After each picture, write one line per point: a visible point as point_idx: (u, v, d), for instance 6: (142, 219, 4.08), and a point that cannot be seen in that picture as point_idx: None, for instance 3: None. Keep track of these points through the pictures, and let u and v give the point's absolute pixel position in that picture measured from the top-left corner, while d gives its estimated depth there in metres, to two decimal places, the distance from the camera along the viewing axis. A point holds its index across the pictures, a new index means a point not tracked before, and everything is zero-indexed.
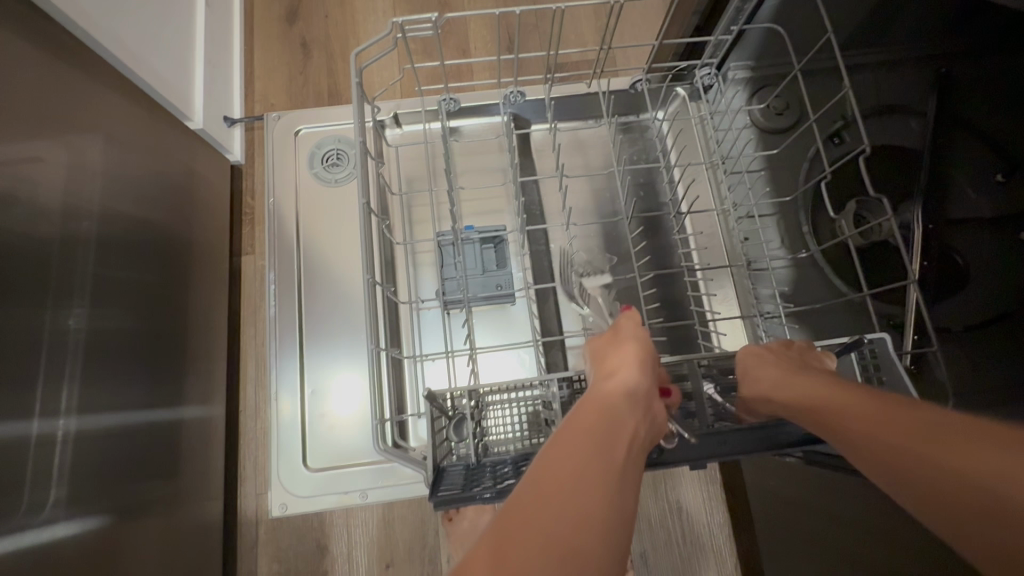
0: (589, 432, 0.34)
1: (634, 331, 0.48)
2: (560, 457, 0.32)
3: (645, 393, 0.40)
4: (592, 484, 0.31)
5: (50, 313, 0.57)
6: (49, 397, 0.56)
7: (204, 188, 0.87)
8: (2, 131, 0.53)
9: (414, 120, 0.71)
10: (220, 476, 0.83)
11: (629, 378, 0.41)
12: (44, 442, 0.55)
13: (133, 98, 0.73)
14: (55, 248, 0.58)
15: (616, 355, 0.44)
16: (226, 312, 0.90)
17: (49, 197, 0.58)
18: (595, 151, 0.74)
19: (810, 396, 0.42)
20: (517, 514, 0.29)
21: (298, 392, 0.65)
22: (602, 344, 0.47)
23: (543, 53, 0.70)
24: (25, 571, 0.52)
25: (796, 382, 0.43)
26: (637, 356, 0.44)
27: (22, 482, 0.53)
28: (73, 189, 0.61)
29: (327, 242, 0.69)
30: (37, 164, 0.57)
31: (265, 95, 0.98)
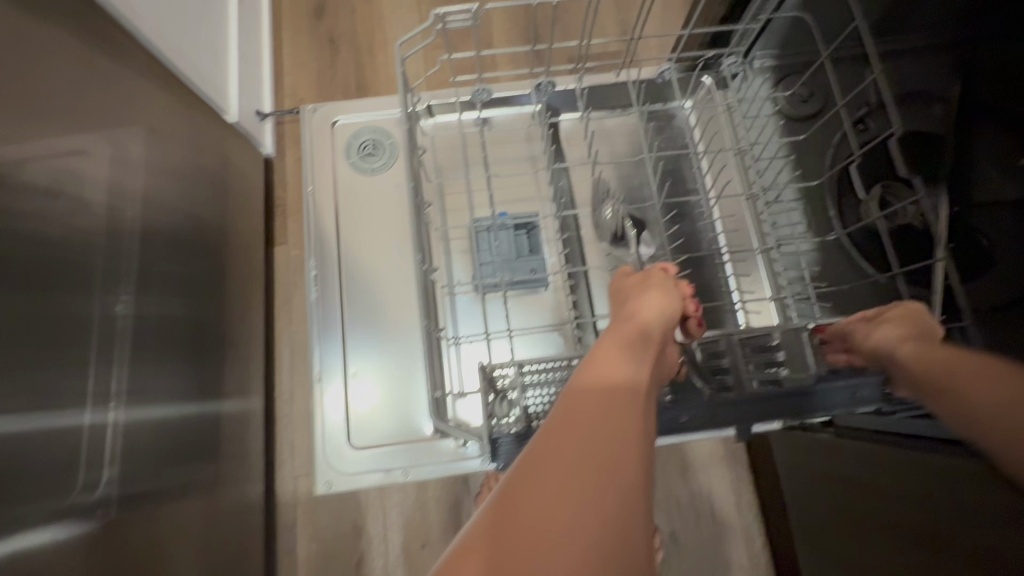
0: (597, 398, 0.36)
1: (660, 278, 0.52)
2: (566, 430, 0.34)
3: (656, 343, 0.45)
4: (607, 449, 0.33)
5: (98, 299, 0.59)
6: (101, 380, 0.59)
7: (239, 180, 0.88)
8: (51, 126, 0.55)
9: (446, 112, 0.73)
10: (259, 460, 0.85)
11: (642, 330, 0.45)
12: (96, 428, 0.58)
13: (174, 93, 0.75)
14: (101, 237, 0.61)
15: (639, 303, 0.48)
16: (262, 300, 0.92)
17: (95, 189, 0.60)
18: (623, 140, 0.76)
19: (891, 340, 0.52)
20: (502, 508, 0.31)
21: (338, 375, 0.66)
22: (627, 287, 0.52)
23: (574, 44, 0.72)
24: (78, 546, 0.54)
25: (901, 322, 0.53)
26: (658, 302, 0.48)
27: (78, 461, 0.56)
28: (118, 180, 0.64)
29: (366, 232, 0.71)
30: (83, 157, 0.59)
31: (295, 90, 1.00)
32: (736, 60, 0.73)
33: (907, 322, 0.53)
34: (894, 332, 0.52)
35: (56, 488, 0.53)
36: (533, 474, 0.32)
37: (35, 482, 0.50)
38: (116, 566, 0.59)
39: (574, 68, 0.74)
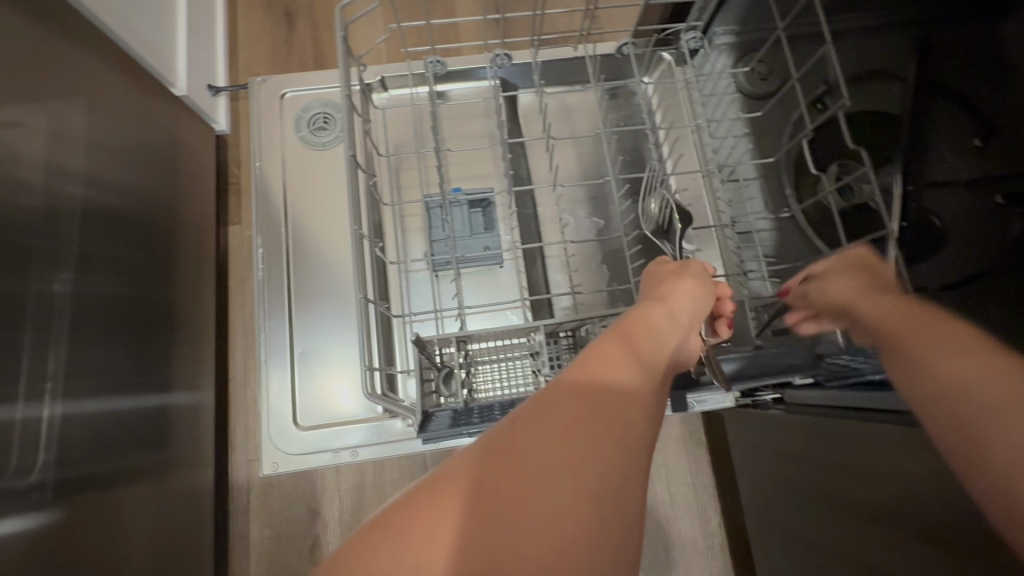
0: (604, 391, 0.31)
1: (699, 270, 0.48)
2: (566, 411, 0.29)
3: (680, 329, 0.42)
4: (608, 451, 0.29)
5: (33, 278, 0.57)
6: (37, 362, 0.57)
7: (189, 157, 0.85)
8: None
9: (399, 84, 0.71)
10: (213, 445, 0.84)
11: (674, 325, 0.41)
12: (29, 421, 0.56)
13: (117, 64, 0.71)
14: (38, 213, 0.58)
15: (675, 286, 0.45)
16: (214, 280, 0.89)
17: (31, 163, 0.58)
18: (582, 117, 0.74)
19: (838, 294, 0.50)
20: (456, 492, 0.27)
21: (286, 357, 0.65)
22: (665, 271, 0.49)
23: (531, 15, 0.70)
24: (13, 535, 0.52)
25: (837, 278, 0.51)
26: (693, 293, 0.45)
27: (11, 445, 0.54)
28: (57, 154, 0.61)
29: (315, 209, 0.69)
30: (17, 129, 0.56)
31: (249, 65, 0.96)
32: (696, 35, 0.72)
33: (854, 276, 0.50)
34: (847, 280, 0.50)
35: None
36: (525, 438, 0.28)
37: None
38: (56, 552, 0.57)
39: (531, 41, 0.71)
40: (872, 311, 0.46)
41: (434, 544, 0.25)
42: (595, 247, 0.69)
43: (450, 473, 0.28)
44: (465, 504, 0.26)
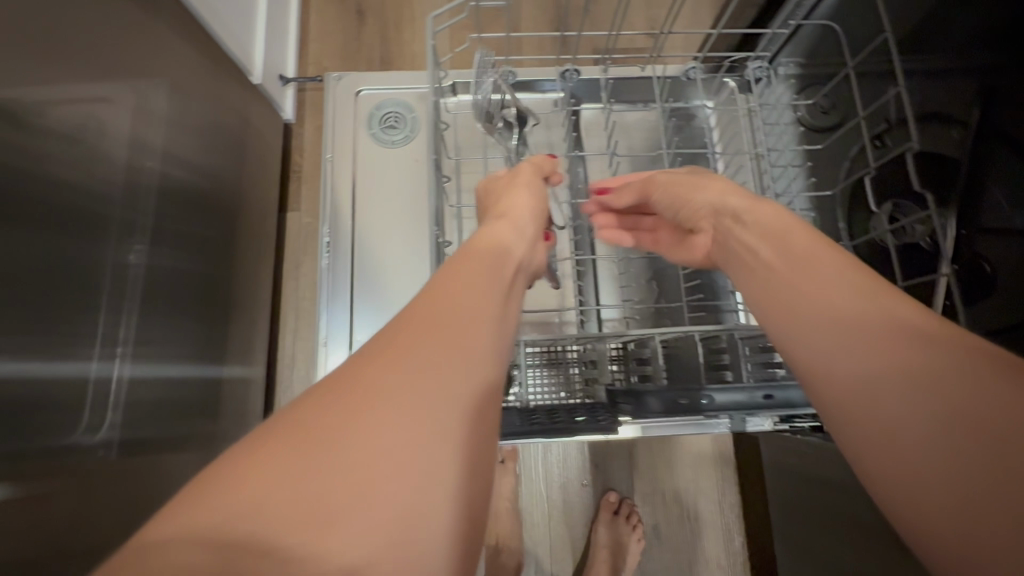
0: (452, 337, 0.34)
1: (529, 177, 0.56)
2: (423, 357, 0.32)
3: (526, 234, 0.51)
4: (455, 394, 0.32)
5: (113, 249, 0.60)
6: (110, 328, 0.60)
7: (257, 141, 0.89)
8: (79, 70, 0.55)
9: (470, 91, 0.74)
10: (257, 419, 0.88)
11: (504, 235, 0.48)
12: (101, 382, 0.58)
13: (199, 48, 0.74)
14: (119, 186, 0.61)
15: (509, 198, 0.53)
16: (272, 263, 0.94)
17: (116, 140, 0.60)
18: (641, 136, 0.77)
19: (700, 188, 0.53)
20: (368, 410, 0.29)
21: (345, 344, 0.67)
22: (497, 185, 0.56)
23: (607, 33, 0.71)
24: (75, 491, 0.55)
25: (674, 177, 0.55)
26: (526, 201, 0.53)
27: (84, 404, 0.56)
28: (138, 132, 0.64)
29: (380, 203, 0.71)
30: (106, 105, 0.59)
31: (319, 58, 1.00)
32: (761, 65, 0.73)
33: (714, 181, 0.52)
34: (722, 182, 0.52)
35: (59, 427, 0.54)
36: (388, 382, 0.30)
37: (37, 416, 0.51)
38: (111, 509, 0.60)
39: (601, 58, 0.74)
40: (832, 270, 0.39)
41: (317, 458, 0.27)
42: (645, 263, 0.71)
43: (321, 403, 0.29)
44: (374, 432, 0.28)
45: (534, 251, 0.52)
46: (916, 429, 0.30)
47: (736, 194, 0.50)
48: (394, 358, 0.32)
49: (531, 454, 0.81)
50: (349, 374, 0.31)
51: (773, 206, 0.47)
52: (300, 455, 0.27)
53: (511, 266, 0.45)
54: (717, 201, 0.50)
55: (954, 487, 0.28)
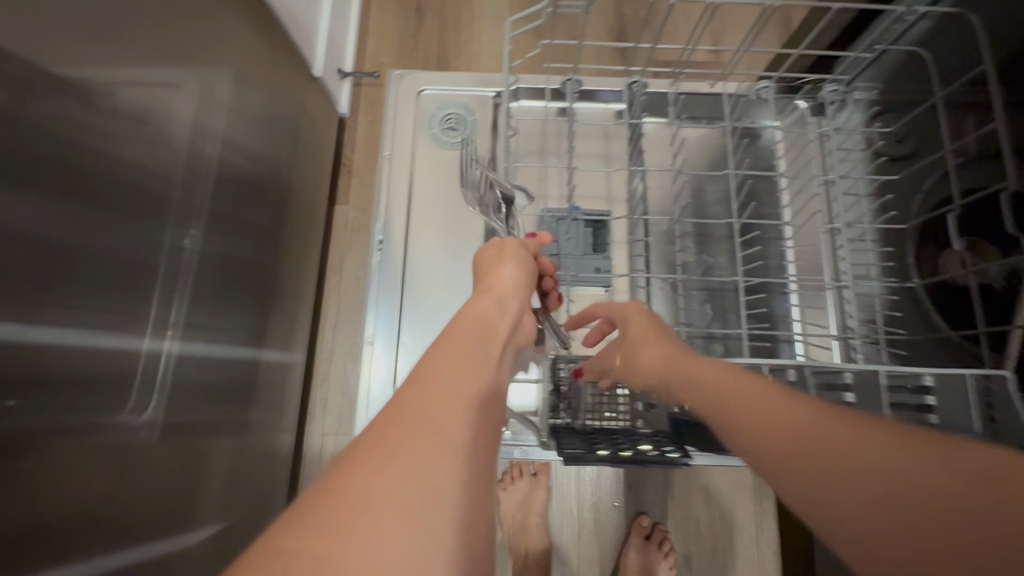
0: (434, 423, 0.31)
1: (517, 250, 0.52)
2: (404, 455, 0.29)
3: (510, 307, 0.47)
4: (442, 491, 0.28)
5: (170, 232, 0.59)
6: (162, 311, 0.59)
7: (311, 133, 0.89)
8: (148, 50, 0.53)
9: (532, 97, 0.72)
10: (293, 410, 0.88)
11: (488, 309, 0.45)
12: (151, 357, 0.58)
13: (265, 35, 0.73)
14: (180, 170, 0.60)
15: (494, 270, 0.50)
16: (318, 257, 0.94)
17: (181, 124, 0.59)
18: (705, 153, 0.75)
19: (639, 350, 0.52)
20: (339, 532, 0.25)
21: (392, 343, 0.67)
22: (487, 257, 0.52)
23: (681, 47, 0.69)
24: (119, 478, 0.53)
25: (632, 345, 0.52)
26: (514, 270, 0.50)
27: (133, 384, 0.55)
28: (201, 116, 0.63)
29: (435, 205, 0.71)
30: (173, 88, 0.58)
31: (376, 54, 1.00)
32: (837, 88, 0.71)
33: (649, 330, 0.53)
34: (641, 334, 0.53)
35: (107, 407, 0.52)
36: (367, 489, 0.27)
37: (89, 394, 0.50)
38: (158, 491, 0.59)
39: (672, 72, 0.72)
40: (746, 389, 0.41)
41: None
42: (701, 286, 0.70)
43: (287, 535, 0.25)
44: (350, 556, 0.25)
45: (522, 327, 0.49)
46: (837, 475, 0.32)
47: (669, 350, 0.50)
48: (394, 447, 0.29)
49: (565, 468, 0.79)
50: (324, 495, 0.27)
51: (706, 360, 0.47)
52: None
53: (501, 340, 0.43)
54: (662, 362, 0.49)
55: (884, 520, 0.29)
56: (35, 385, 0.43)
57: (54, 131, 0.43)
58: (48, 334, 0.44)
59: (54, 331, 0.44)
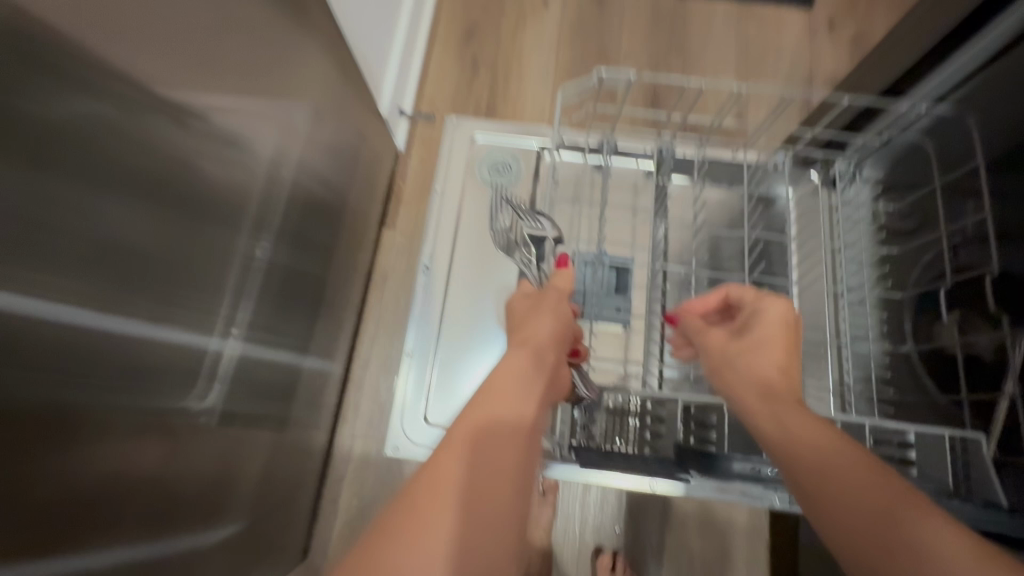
0: (459, 473, 0.42)
1: (556, 300, 0.61)
2: (432, 498, 0.40)
3: (542, 358, 0.55)
4: (453, 521, 0.39)
5: (244, 243, 0.65)
6: (228, 318, 0.64)
7: (368, 162, 0.99)
8: (254, 85, 0.60)
9: (573, 150, 0.82)
10: (329, 411, 0.96)
11: (520, 359, 0.53)
12: (214, 354, 0.62)
13: (340, 78, 0.82)
14: (260, 190, 0.67)
15: (531, 324, 0.58)
16: (364, 273, 1.04)
17: (265, 151, 0.66)
18: (723, 212, 0.82)
19: (760, 341, 0.56)
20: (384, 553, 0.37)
21: (428, 356, 0.77)
22: (525, 311, 0.60)
23: (709, 117, 0.78)
24: (168, 469, 0.55)
25: (757, 336, 0.57)
26: (548, 324, 0.58)
27: (198, 373, 0.59)
28: (282, 147, 0.70)
29: (477, 238, 0.81)
30: (264, 121, 0.64)
31: (433, 97, 1.12)
32: (847, 164, 0.78)
33: (781, 334, 0.56)
34: (767, 348, 0.56)
35: (171, 394, 0.55)
36: (404, 524, 0.38)
37: (158, 382, 0.52)
38: (204, 479, 0.63)
39: (699, 138, 0.80)
40: (794, 428, 0.48)
41: None
42: None
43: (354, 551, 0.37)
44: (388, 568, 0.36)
45: (556, 374, 0.57)
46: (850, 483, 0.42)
47: (777, 377, 0.54)
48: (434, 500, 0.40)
49: (574, 490, 0.85)
50: (382, 526, 0.39)
51: (812, 420, 0.48)
52: None
53: (531, 390, 0.51)
54: (754, 377, 0.54)
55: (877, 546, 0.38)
56: (111, 375, 0.45)
57: (157, 134, 0.45)
58: (128, 322, 0.46)
59: (136, 320, 0.47)
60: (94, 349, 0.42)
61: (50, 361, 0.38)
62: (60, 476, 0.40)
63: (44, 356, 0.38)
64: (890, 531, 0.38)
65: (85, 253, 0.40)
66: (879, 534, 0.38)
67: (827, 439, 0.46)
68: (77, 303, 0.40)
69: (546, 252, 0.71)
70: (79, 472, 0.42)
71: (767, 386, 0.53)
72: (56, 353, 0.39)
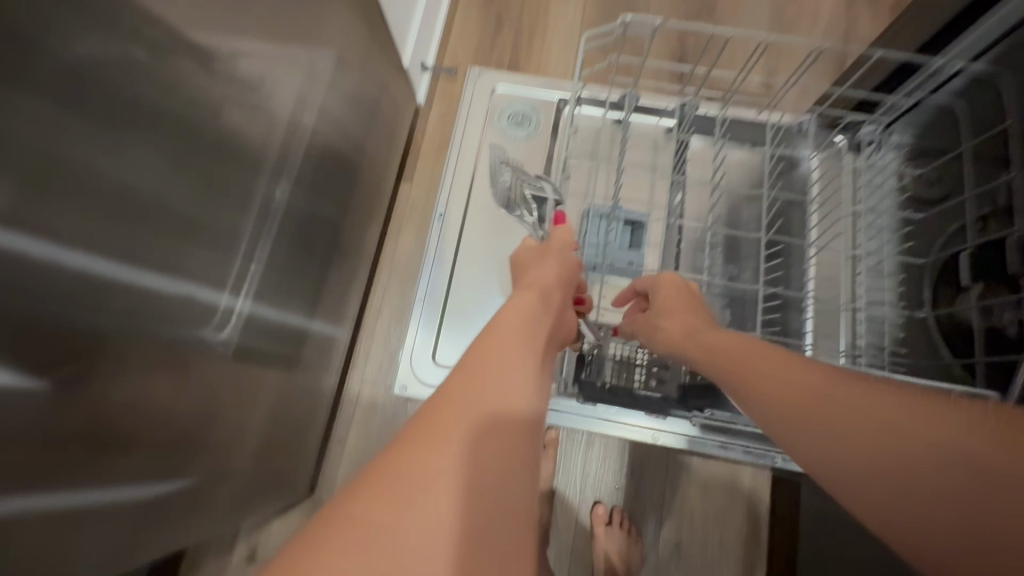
0: (465, 405, 0.41)
1: (560, 248, 0.63)
2: (439, 427, 0.39)
3: (550, 304, 0.56)
4: (459, 451, 0.38)
5: (263, 184, 0.65)
6: (244, 260, 0.64)
7: (388, 115, 0.99)
8: (278, 21, 0.60)
9: (593, 105, 0.82)
10: (339, 357, 0.98)
11: (526, 304, 0.53)
12: (227, 311, 0.62)
13: (365, 24, 0.81)
14: (279, 130, 0.66)
15: (536, 271, 0.59)
16: (379, 225, 1.05)
17: (287, 90, 0.66)
18: (743, 173, 0.81)
19: (672, 299, 0.61)
20: (390, 480, 0.36)
21: (440, 299, 0.80)
22: (531, 258, 0.62)
23: (733, 74, 0.77)
24: (180, 418, 0.56)
25: (672, 296, 0.61)
26: (553, 273, 0.59)
27: (212, 314, 0.59)
28: (304, 89, 0.70)
29: (492, 189, 0.84)
30: (286, 63, 0.64)
31: (456, 53, 1.11)
32: (875, 129, 0.77)
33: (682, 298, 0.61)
34: (680, 311, 0.59)
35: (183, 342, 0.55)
36: (410, 452, 0.38)
37: (165, 329, 0.52)
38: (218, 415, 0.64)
39: (723, 96, 0.79)
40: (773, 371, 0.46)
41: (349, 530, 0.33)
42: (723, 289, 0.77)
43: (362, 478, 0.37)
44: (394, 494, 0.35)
45: (563, 319, 0.58)
46: (860, 441, 0.38)
47: (697, 321, 0.58)
48: (444, 433, 0.39)
49: (576, 444, 0.86)
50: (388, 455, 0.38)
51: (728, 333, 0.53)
52: (344, 520, 0.34)
53: (537, 334, 0.51)
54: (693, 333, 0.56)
55: (933, 498, 0.34)
56: (124, 304, 0.45)
57: (171, 99, 0.45)
58: (138, 274, 0.46)
59: (151, 272, 0.47)
60: (107, 295, 0.43)
61: (62, 294, 0.39)
62: (57, 414, 0.40)
63: (61, 284, 0.39)
64: (918, 474, 0.35)
65: (96, 194, 0.40)
66: (898, 467, 0.36)
67: (816, 379, 0.43)
68: (91, 254, 0.41)
69: (546, 212, 0.72)
70: (78, 406, 0.42)
71: (707, 343, 0.54)
72: (66, 284, 0.39)
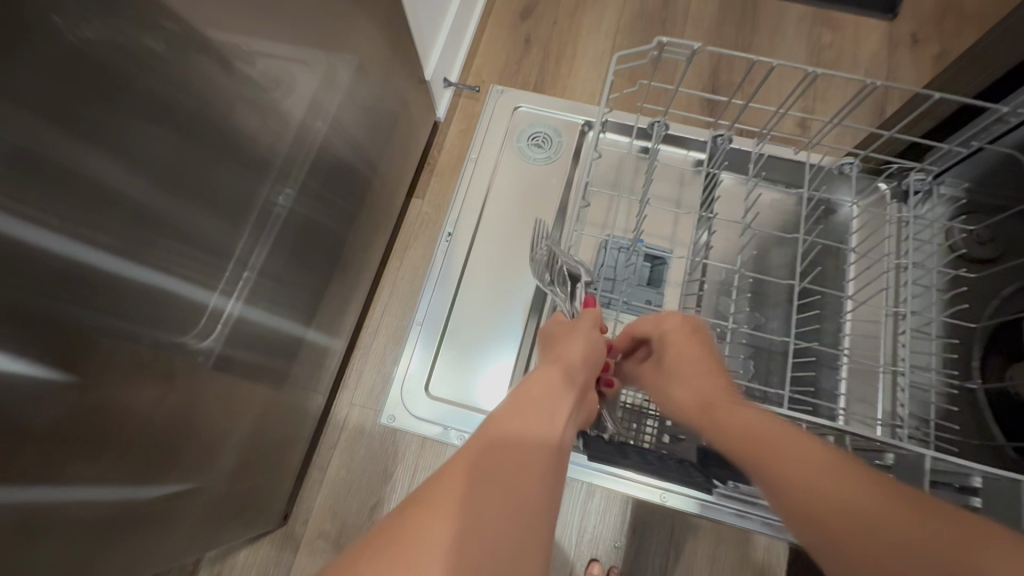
0: (467, 490, 0.35)
1: (593, 325, 0.55)
2: (436, 515, 0.33)
3: (575, 385, 0.50)
4: (453, 542, 0.32)
5: (268, 188, 0.61)
6: (239, 265, 0.59)
7: (406, 129, 0.95)
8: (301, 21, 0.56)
9: (619, 131, 0.78)
10: (330, 376, 0.92)
11: (553, 376, 0.48)
12: (217, 311, 0.56)
13: (391, 35, 0.79)
14: (291, 134, 0.62)
15: (565, 344, 0.53)
16: (386, 240, 1.01)
17: (304, 92, 0.62)
18: (774, 214, 0.76)
19: (688, 354, 0.52)
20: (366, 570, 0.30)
21: (440, 323, 0.75)
22: (559, 331, 0.56)
23: (771, 109, 0.72)
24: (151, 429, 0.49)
25: (687, 351, 0.52)
26: (583, 346, 0.53)
27: (200, 317, 0.53)
28: (321, 94, 0.66)
29: (505, 211, 0.79)
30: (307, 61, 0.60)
31: (480, 71, 1.09)
32: (924, 178, 0.69)
33: (692, 345, 0.53)
34: (689, 372, 0.51)
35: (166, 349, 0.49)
36: (397, 540, 0.32)
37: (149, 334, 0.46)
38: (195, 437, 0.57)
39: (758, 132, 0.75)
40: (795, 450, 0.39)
41: None
42: (748, 338, 0.71)
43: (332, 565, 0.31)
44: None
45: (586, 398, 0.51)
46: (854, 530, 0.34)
47: (705, 384, 0.49)
48: (437, 504, 0.34)
49: (575, 494, 0.79)
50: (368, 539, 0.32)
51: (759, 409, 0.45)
52: None
53: (560, 415, 0.45)
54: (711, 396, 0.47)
55: None
56: (103, 301, 0.40)
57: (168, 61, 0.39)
58: (118, 264, 0.40)
59: (138, 265, 0.42)
60: (81, 288, 0.37)
61: (49, 292, 0.35)
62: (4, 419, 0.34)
63: (48, 284, 0.35)
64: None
65: (74, 191, 0.35)
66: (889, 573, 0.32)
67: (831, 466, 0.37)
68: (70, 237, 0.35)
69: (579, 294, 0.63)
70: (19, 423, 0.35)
71: (730, 418, 0.45)
72: (51, 283, 0.35)
